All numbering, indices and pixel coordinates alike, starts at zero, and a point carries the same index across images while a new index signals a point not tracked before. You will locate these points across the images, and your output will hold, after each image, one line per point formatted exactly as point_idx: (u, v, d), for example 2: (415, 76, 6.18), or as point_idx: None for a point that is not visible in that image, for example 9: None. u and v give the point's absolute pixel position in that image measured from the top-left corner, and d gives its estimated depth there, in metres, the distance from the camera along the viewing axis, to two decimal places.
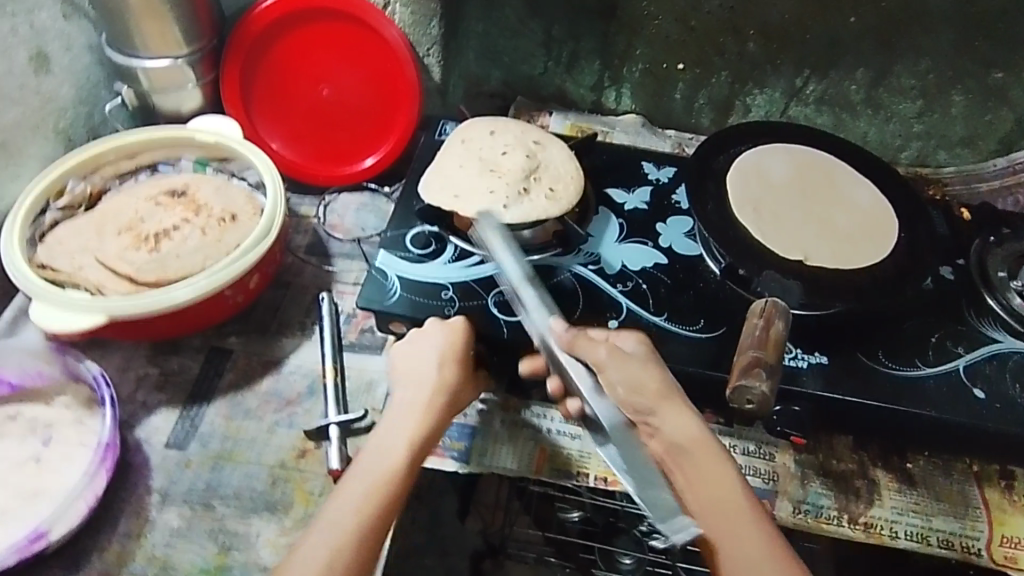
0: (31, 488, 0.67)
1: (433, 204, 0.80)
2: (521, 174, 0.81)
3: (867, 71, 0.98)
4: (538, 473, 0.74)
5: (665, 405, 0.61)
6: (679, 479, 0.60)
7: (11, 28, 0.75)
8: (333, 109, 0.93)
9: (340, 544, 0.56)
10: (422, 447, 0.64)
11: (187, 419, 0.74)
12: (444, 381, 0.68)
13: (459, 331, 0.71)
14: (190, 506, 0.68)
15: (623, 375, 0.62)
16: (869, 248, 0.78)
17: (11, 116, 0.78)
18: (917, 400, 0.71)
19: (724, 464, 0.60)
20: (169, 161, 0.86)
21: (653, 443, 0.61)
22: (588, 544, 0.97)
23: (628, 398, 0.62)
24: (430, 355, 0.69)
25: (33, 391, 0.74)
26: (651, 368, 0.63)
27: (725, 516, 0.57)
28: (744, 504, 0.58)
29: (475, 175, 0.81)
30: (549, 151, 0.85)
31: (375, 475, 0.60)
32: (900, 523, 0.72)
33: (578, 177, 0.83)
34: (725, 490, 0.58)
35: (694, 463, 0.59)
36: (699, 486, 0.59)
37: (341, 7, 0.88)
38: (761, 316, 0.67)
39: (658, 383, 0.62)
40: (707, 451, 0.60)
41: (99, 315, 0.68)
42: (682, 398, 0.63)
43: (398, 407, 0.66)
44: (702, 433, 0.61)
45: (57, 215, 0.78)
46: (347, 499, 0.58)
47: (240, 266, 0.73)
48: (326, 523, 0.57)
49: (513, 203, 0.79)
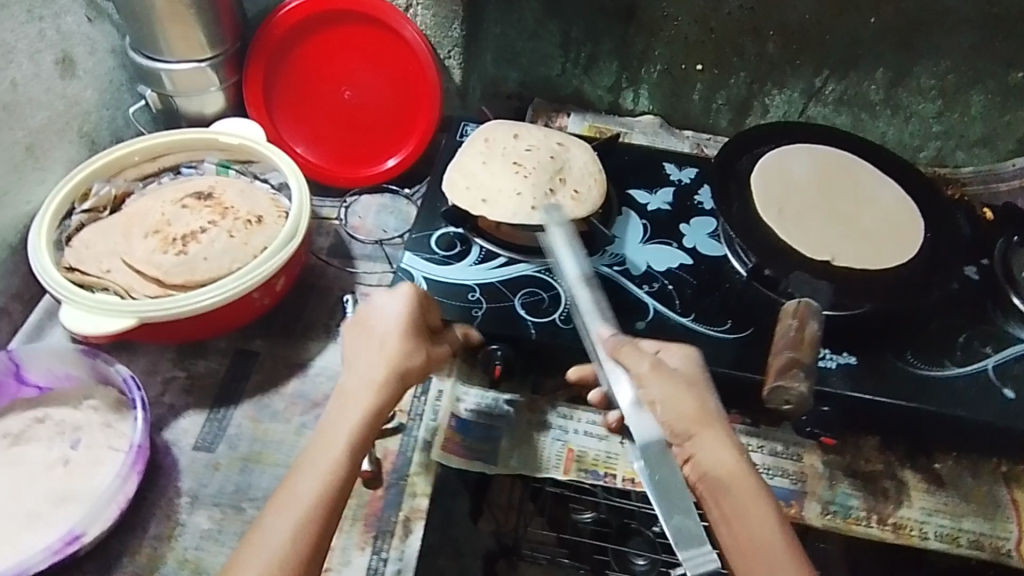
0: (61, 492, 0.67)
1: (460, 205, 0.80)
2: (546, 175, 0.81)
3: (887, 71, 0.98)
4: (567, 474, 0.73)
5: (704, 431, 0.58)
6: (715, 514, 0.56)
7: (38, 33, 0.77)
8: (355, 112, 0.93)
9: (284, 550, 0.52)
10: (369, 427, 0.60)
11: (214, 421, 0.74)
12: (393, 354, 0.63)
13: (414, 299, 0.67)
14: (221, 509, 0.68)
15: (664, 389, 0.60)
16: (895, 248, 0.78)
17: (38, 120, 0.79)
18: (947, 401, 0.71)
19: (759, 499, 0.55)
20: (193, 163, 0.86)
21: (688, 470, 0.58)
22: (601, 545, 0.94)
23: (665, 418, 0.59)
24: (383, 331, 0.65)
25: (61, 394, 0.74)
26: (692, 388, 0.60)
27: (761, 560, 0.53)
28: (783, 549, 0.53)
29: (502, 177, 0.81)
30: (571, 151, 0.85)
31: (322, 468, 0.56)
32: (929, 524, 0.72)
33: (599, 176, 0.84)
34: (765, 533, 0.54)
35: (733, 499, 0.55)
36: (735, 523, 0.54)
37: (364, 9, 0.89)
38: (794, 317, 0.67)
39: (698, 405, 0.59)
40: (747, 487, 0.55)
41: (129, 318, 0.68)
42: (724, 426, 0.59)
43: (350, 387, 0.62)
44: (742, 467, 0.56)
45: (81, 219, 0.78)
46: (297, 495, 0.55)
47: (269, 267, 0.73)
48: (274, 525, 0.53)
49: (541, 205, 0.79)
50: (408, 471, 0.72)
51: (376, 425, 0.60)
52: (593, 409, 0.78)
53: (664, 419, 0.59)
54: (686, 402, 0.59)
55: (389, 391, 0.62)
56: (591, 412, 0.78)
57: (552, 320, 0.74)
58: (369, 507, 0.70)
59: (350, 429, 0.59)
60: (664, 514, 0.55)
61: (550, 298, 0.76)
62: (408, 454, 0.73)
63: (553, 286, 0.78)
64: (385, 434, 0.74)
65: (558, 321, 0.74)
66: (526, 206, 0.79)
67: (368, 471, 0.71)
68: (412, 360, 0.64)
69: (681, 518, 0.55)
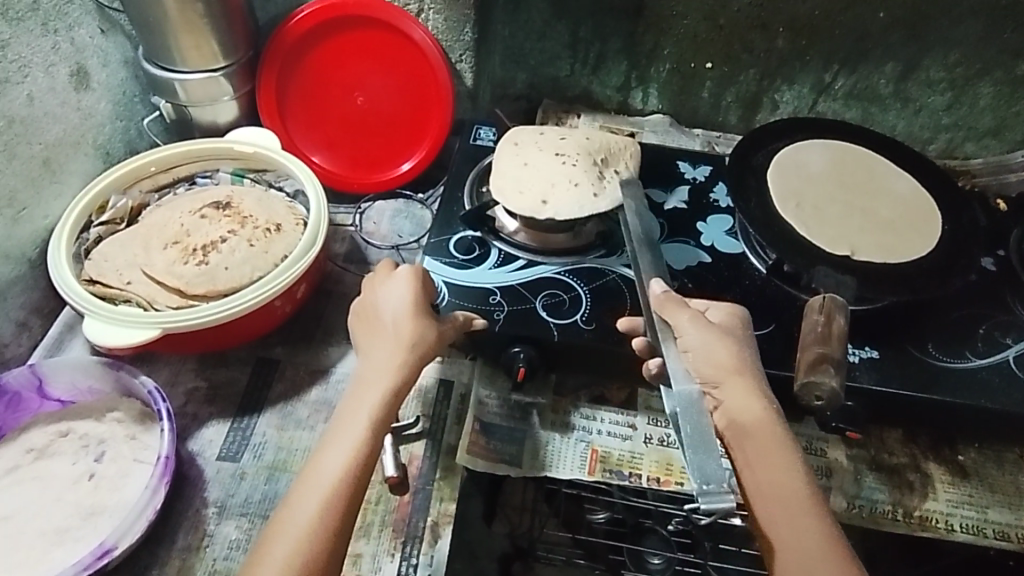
0: (88, 506, 0.67)
1: (526, 215, 0.78)
2: (590, 159, 0.83)
3: (896, 64, 0.98)
4: (592, 475, 0.73)
5: (733, 380, 0.59)
6: (739, 460, 0.57)
7: (53, 46, 0.77)
8: (368, 117, 0.94)
9: (317, 514, 0.53)
10: (387, 406, 0.59)
11: (238, 431, 0.73)
12: (406, 335, 0.62)
13: (415, 282, 0.66)
14: (249, 518, 0.67)
15: (701, 339, 0.62)
16: (914, 240, 0.77)
17: (54, 133, 0.79)
18: (975, 393, 0.71)
19: (789, 452, 0.57)
20: (207, 173, 0.86)
21: (716, 416, 0.59)
22: (617, 544, 0.94)
23: (699, 366, 0.61)
24: (393, 308, 0.65)
25: (84, 407, 0.74)
26: (728, 341, 0.62)
27: (782, 503, 0.55)
28: (803, 495, 0.55)
29: (551, 171, 0.81)
30: (597, 134, 0.88)
31: (349, 437, 0.57)
32: (956, 516, 0.71)
33: (629, 150, 0.87)
34: (787, 479, 0.55)
35: (758, 447, 0.57)
36: (759, 469, 0.56)
37: (376, 14, 0.88)
38: (821, 313, 0.67)
39: (732, 358, 0.61)
40: (772, 438, 0.57)
41: (152, 329, 0.67)
42: (753, 379, 0.60)
43: (370, 362, 0.62)
44: (770, 418, 0.58)
45: (100, 231, 0.78)
46: (326, 463, 0.55)
47: (289, 275, 0.73)
48: (307, 490, 0.54)
49: (600, 191, 0.80)
50: (434, 476, 0.72)
51: (396, 405, 0.59)
52: (615, 409, 0.78)
53: (699, 368, 0.61)
54: (720, 353, 0.61)
55: (407, 370, 0.61)
56: (614, 412, 0.78)
57: (573, 321, 0.74)
58: (397, 513, 0.69)
59: (371, 406, 0.58)
60: (691, 453, 0.55)
61: (571, 299, 0.76)
62: (433, 459, 0.73)
63: (574, 287, 0.78)
64: (409, 439, 0.74)
65: (580, 322, 0.74)
66: (586, 195, 0.79)
67: (394, 477, 0.68)
68: (425, 339, 0.63)
69: (703, 458, 0.55)
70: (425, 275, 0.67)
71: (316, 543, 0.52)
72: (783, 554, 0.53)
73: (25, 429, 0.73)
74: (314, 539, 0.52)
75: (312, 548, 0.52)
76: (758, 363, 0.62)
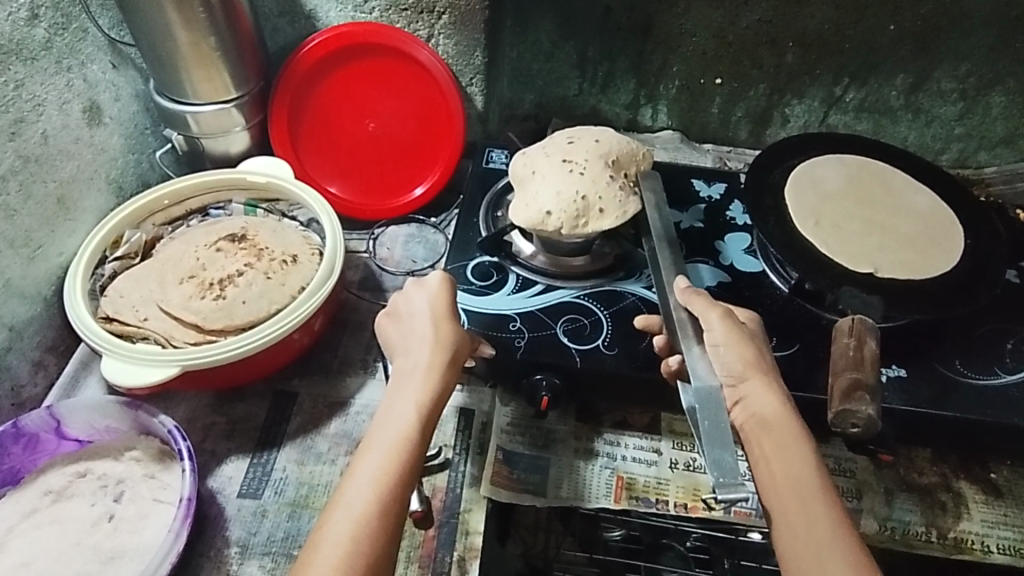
0: (108, 550, 0.65)
1: (533, 228, 0.76)
2: (599, 165, 0.79)
3: (907, 77, 0.97)
4: (618, 502, 0.72)
5: (756, 376, 0.59)
6: (756, 455, 0.57)
7: (66, 83, 0.76)
8: (377, 144, 0.94)
9: (356, 530, 0.50)
10: (431, 413, 0.57)
11: (258, 467, 0.72)
12: (444, 341, 0.61)
13: (444, 292, 0.65)
14: (272, 558, 0.66)
15: (727, 335, 0.61)
16: (937, 256, 0.76)
17: (67, 170, 0.78)
18: (1009, 411, 0.69)
19: (802, 447, 0.55)
20: (219, 204, 0.86)
21: (737, 413, 0.59)
22: (633, 563, 0.92)
23: (724, 361, 0.60)
24: (422, 313, 0.64)
25: (102, 447, 0.73)
26: (753, 343, 0.61)
27: (796, 499, 0.53)
28: (818, 490, 0.54)
29: (558, 179, 0.78)
30: (606, 134, 0.84)
31: (387, 446, 0.55)
32: (992, 537, 0.70)
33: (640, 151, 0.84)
34: (803, 477, 0.54)
35: (775, 441, 0.56)
36: (775, 463, 0.55)
37: (386, 42, 0.88)
38: (851, 336, 0.67)
39: (755, 355, 0.60)
40: (789, 432, 0.56)
41: (172, 366, 0.66)
42: (776, 379, 0.59)
43: (403, 369, 0.60)
44: (788, 415, 0.57)
45: (115, 266, 0.78)
46: (363, 474, 0.53)
47: (307, 309, 0.72)
48: (344, 506, 0.52)
49: (609, 203, 0.77)
50: (458, 508, 0.71)
51: (437, 411, 0.58)
52: (640, 434, 0.77)
53: (724, 363, 0.60)
54: (749, 350, 0.60)
55: (444, 374, 0.59)
56: (638, 437, 0.77)
57: (595, 346, 0.73)
58: (422, 548, 0.68)
59: (409, 420, 0.56)
60: (707, 447, 0.54)
61: (591, 323, 0.75)
62: (457, 491, 0.72)
63: (594, 311, 0.77)
64: (432, 471, 0.73)
65: (602, 347, 0.73)
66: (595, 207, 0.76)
67: (419, 512, 0.69)
68: (459, 343, 0.62)
69: (719, 452, 0.53)
70: (454, 286, 0.66)
71: (358, 562, 0.49)
72: (795, 552, 0.51)
73: (42, 471, 0.72)
74: (356, 558, 0.49)
75: (356, 568, 0.49)
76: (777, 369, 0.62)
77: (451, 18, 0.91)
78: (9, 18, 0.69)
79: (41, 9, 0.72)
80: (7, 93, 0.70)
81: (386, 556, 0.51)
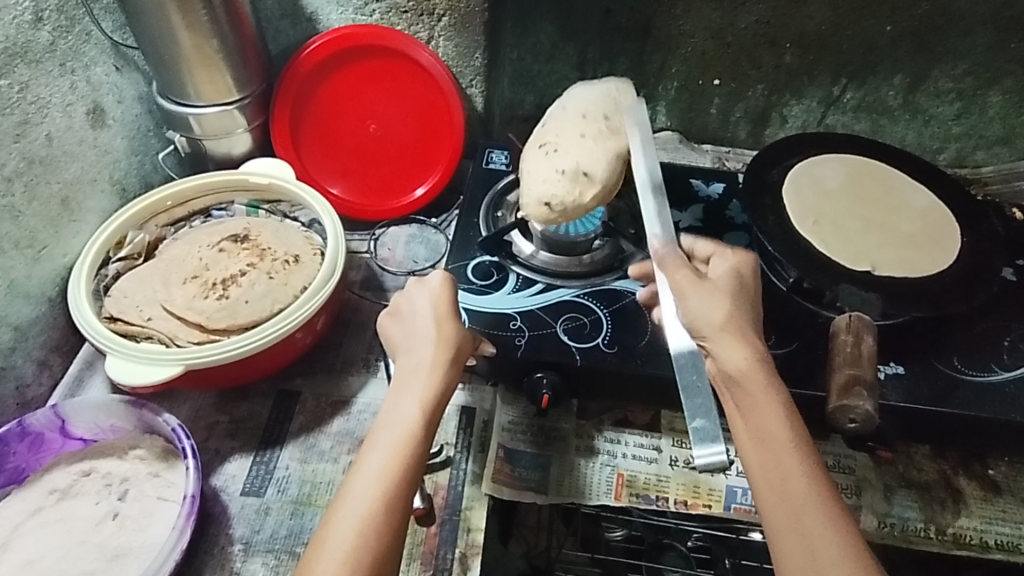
0: (113, 548, 0.66)
1: (540, 221, 0.78)
2: (572, 128, 0.78)
3: (904, 77, 0.98)
4: (619, 500, 0.73)
5: (725, 333, 0.58)
6: (730, 411, 0.56)
7: (70, 85, 0.77)
8: (378, 145, 0.95)
9: (361, 526, 0.51)
10: (434, 411, 0.58)
11: (261, 465, 0.73)
12: (446, 338, 0.62)
13: (446, 290, 0.66)
14: (275, 555, 0.66)
15: (697, 293, 0.60)
16: (935, 253, 0.77)
17: (72, 171, 0.79)
18: (1007, 407, 0.70)
19: (774, 401, 0.55)
20: (222, 205, 0.87)
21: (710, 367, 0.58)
22: (635, 564, 0.93)
23: (695, 319, 0.59)
24: (424, 310, 0.64)
25: (106, 446, 0.73)
26: (726, 299, 0.60)
27: (769, 454, 0.53)
28: (790, 444, 0.54)
29: (537, 165, 0.78)
30: (574, 94, 0.82)
31: (391, 444, 0.55)
32: (990, 533, 0.71)
33: (617, 89, 0.81)
34: (775, 431, 0.54)
35: (747, 397, 0.55)
36: (747, 419, 0.55)
37: (386, 44, 0.89)
38: (849, 332, 0.67)
39: (728, 311, 0.59)
40: (761, 387, 0.55)
41: (176, 366, 0.67)
42: (748, 331, 0.58)
43: (406, 368, 0.61)
44: (760, 367, 0.56)
45: (119, 266, 0.79)
46: (369, 471, 0.54)
47: (310, 308, 0.72)
48: (350, 503, 0.52)
49: (592, 163, 0.76)
50: (460, 506, 0.71)
51: (440, 409, 0.59)
52: (640, 432, 0.77)
53: (694, 322, 0.59)
54: (723, 307, 0.59)
55: (446, 369, 0.60)
56: (638, 434, 0.77)
57: (596, 345, 0.74)
58: (425, 545, 0.69)
59: (412, 418, 0.57)
60: (689, 416, 0.56)
61: (592, 322, 0.76)
62: (459, 488, 0.73)
63: (594, 310, 0.77)
64: (435, 468, 0.74)
65: (602, 346, 0.74)
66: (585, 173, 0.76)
67: (421, 509, 0.69)
68: (459, 339, 0.63)
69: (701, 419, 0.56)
70: (455, 285, 0.67)
71: (365, 557, 0.50)
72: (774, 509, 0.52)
73: (47, 470, 0.72)
74: (362, 553, 0.50)
75: (361, 563, 0.50)
76: (754, 319, 0.60)
77: (451, 19, 0.91)
78: (14, 21, 0.70)
79: (45, 12, 0.73)
80: (12, 96, 0.71)
81: (393, 549, 0.51)
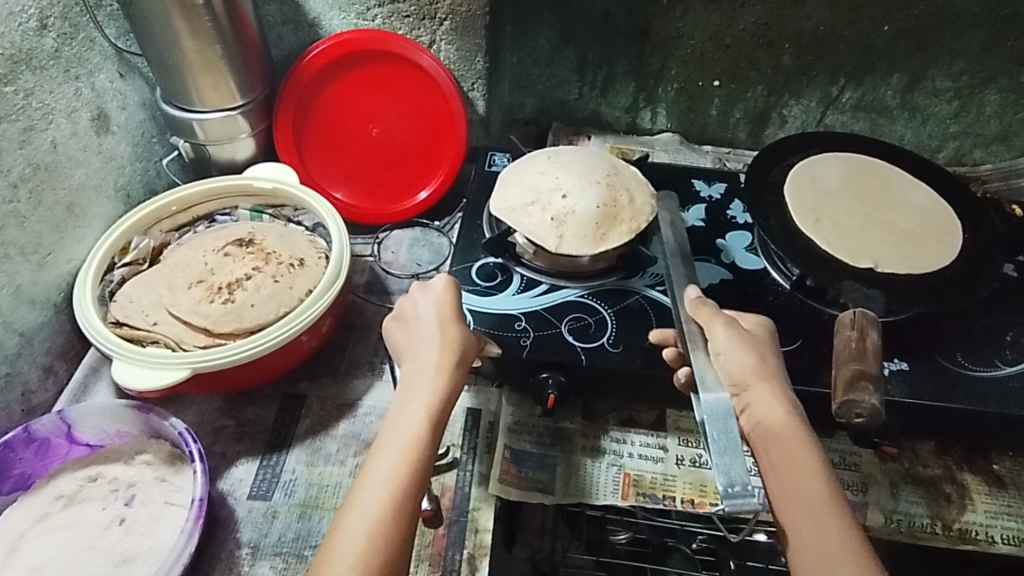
0: (121, 552, 0.66)
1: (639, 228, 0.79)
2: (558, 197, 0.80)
3: (902, 76, 0.99)
4: (625, 499, 0.72)
5: (761, 383, 0.58)
6: (763, 462, 0.56)
7: (75, 92, 0.78)
8: (382, 149, 0.95)
9: (372, 531, 0.51)
10: (440, 414, 0.58)
11: (268, 468, 0.73)
12: (454, 340, 0.62)
13: (449, 295, 0.66)
14: (283, 558, 0.66)
15: (732, 344, 0.60)
16: (937, 249, 0.77)
17: (77, 177, 0.79)
18: (1010, 401, 0.70)
19: (810, 451, 0.54)
20: (226, 211, 0.87)
21: (744, 420, 0.58)
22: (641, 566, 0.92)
23: (727, 369, 0.59)
24: (429, 316, 0.65)
25: (112, 451, 0.74)
26: (754, 350, 0.60)
27: (802, 504, 0.52)
28: (826, 498, 0.52)
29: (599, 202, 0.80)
30: (537, 164, 0.83)
31: (399, 447, 0.56)
32: (996, 528, 0.71)
33: (513, 171, 0.84)
34: (811, 483, 0.53)
35: (781, 448, 0.55)
36: (781, 469, 0.54)
37: (388, 48, 0.89)
38: (853, 328, 0.68)
39: (758, 362, 0.59)
40: (795, 438, 0.55)
41: (183, 370, 0.67)
42: (780, 383, 0.59)
43: (411, 374, 0.61)
44: (793, 420, 0.56)
45: (124, 272, 0.79)
46: (377, 474, 0.54)
47: (316, 310, 0.73)
48: (359, 509, 0.52)
49: (575, 230, 0.77)
50: (468, 507, 0.72)
51: (447, 412, 0.59)
52: (646, 431, 0.77)
53: (726, 374, 0.59)
54: (751, 357, 0.59)
55: (453, 376, 0.60)
56: (644, 434, 0.77)
57: (601, 344, 0.74)
58: (433, 547, 0.68)
59: (417, 424, 0.57)
60: (716, 455, 0.54)
61: (597, 322, 0.76)
62: (466, 489, 0.73)
63: (599, 310, 0.78)
64: (442, 470, 0.74)
65: (607, 345, 0.74)
66: (598, 230, 0.77)
67: (430, 510, 0.69)
68: (466, 342, 0.63)
69: (729, 460, 0.53)
70: (459, 288, 0.67)
71: (376, 559, 0.50)
72: (802, 548, 0.50)
73: (53, 476, 0.72)
74: (374, 557, 0.50)
75: (373, 568, 0.49)
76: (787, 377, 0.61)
77: (453, 23, 0.92)
78: (19, 28, 0.70)
79: (50, 19, 0.73)
80: (17, 102, 0.71)
81: (402, 553, 0.51)
